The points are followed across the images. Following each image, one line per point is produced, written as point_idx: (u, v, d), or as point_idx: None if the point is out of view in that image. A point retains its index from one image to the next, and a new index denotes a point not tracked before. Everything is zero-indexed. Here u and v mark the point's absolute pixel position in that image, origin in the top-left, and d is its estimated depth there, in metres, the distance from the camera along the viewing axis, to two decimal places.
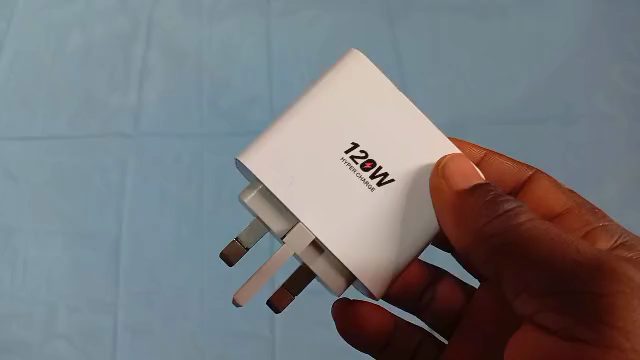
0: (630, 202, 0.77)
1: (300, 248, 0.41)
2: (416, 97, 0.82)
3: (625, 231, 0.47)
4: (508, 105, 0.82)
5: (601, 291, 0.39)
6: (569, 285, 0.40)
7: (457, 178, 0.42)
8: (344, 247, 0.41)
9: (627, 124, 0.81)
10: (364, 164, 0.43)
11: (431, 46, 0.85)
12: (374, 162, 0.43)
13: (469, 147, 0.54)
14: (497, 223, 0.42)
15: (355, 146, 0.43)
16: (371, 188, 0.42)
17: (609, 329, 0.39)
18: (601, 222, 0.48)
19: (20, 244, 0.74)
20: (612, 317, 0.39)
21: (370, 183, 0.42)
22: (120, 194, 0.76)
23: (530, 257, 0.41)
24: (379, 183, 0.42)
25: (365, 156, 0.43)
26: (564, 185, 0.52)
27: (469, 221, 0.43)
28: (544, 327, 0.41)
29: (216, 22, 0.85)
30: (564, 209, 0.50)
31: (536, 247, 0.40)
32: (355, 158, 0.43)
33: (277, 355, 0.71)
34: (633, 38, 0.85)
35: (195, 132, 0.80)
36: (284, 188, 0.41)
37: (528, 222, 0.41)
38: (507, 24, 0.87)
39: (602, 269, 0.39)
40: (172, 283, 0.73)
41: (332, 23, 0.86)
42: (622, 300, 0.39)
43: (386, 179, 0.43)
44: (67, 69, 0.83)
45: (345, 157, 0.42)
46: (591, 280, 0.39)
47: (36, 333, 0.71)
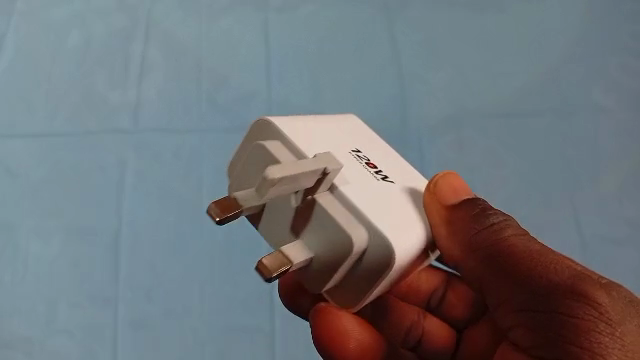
0: (629, 194, 0.78)
1: (334, 166, 0.34)
2: (414, 91, 0.83)
3: None
4: (506, 97, 0.82)
5: (572, 313, 0.37)
6: (542, 304, 0.38)
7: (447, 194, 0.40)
8: (371, 204, 0.35)
9: (623, 116, 0.82)
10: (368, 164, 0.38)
11: (428, 40, 0.86)
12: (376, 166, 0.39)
13: None
14: (479, 239, 0.40)
15: (357, 152, 0.39)
16: (377, 179, 0.37)
17: (578, 351, 0.37)
18: None
19: (21, 240, 0.75)
20: (580, 339, 0.37)
21: (376, 176, 0.37)
22: (120, 191, 0.77)
23: (508, 275, 0.39)
24: (383, 179, 0.38)
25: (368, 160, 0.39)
26: None
27: (456, 234, 0.40)
28: (518, 345, 0.41)
29: (215, 19, 0.86)
30: None
31: (513, 264, 0.39)
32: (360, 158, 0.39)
33: (276, 349, 0.71)
34: (629, 31, 0.86)
35: (194, 126, 0.80)
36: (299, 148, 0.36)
37: (512, 237, 0.39)
38: (503, 19, 0.87)
39: (577, 290, 0.38)
40: (172, 277, 0.74)
41: (330, 19, 0.87)
42: (593, 322, 0.37)
43: (387, 179, 0.38)
44: (67, 66, 0.83)
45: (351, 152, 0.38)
46: (563, 301, 0.38)
47: (37, 328, 0.72)
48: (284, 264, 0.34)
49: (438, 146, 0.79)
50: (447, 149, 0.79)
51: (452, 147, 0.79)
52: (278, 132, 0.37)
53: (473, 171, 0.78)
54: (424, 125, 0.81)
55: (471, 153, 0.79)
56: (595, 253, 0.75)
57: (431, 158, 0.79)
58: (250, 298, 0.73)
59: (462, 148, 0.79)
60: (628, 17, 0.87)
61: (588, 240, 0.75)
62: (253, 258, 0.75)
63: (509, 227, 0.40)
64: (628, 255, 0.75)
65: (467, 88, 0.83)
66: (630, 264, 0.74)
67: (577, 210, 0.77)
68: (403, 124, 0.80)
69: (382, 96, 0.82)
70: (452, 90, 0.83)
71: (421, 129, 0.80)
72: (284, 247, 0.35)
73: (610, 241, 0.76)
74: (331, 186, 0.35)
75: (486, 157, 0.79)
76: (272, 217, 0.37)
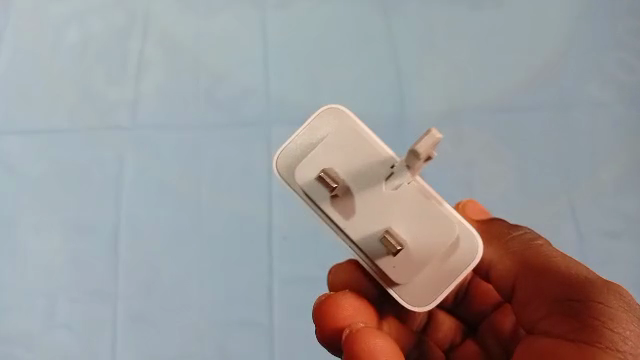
0: (627, 188, 0.78)
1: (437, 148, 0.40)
2: (411, 86, 0.83)
3: None
4: (504, 92, 0.83)
5: (607, 302, 0.42)
6: (578, 292, 0.43)
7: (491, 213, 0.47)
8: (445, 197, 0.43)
9: (621, 110, 0.82)
10: None
11: (426, 35, 0.86)
12: None
13: None
14: (515, 242, 0.48)
15: None
16: None
17: (610, 331, 0.41)
18: None
19: (20, 237, 0.75)
20: (616, 323, 0.41)
21: None
22: (119, 186, 0.77)
23: (544, 269, 0.45)
24: None
25: None
26: None
27: (494, 237, 0.49)
28: (548, 333, 0.43)
29: (212, 16, 0.86)
30: None
31: (549, 261, 0.45)
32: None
33: (275, 342, 0.72)
34: (627, 24, 0.86)
35: (192, 122, 0.81)
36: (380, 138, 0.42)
37: (544, 243, 0.47)
38: (500, 13, 0.87)
39: (607, 286, 0.43)
40: (171, 272, 0.74)
41: (327, 15, 0.87)
42: (628, 316, 0.42)
43: None
44: (65, 63, 0.84)
45: None
46: (604, 297, 0.42)
47: (37, 324, 0.72)
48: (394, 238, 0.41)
49: (436, 141, 0.80)
50: (445, 144, 0.80)
51: (449, 142, 0.80)
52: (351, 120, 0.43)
53: (470, 165, 0.79)
54: (422, 120, 0.81)
55: (469, 148, 0.80)
56: (591, 248, 0.75)
57: None
58: (250, 293, 0.73)
59: (459, 143, 0.80)
60: (626, 10, 0.87)
61: (584, 234, 0.76)
62: (252, 253, 0.75)
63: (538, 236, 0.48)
64: (626, 249, 0.75)
65: (464, 83, 0.83)
66: (627, 258, 0.75)
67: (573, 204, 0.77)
68: (401, 119, 0.81)
69: (379, 92, 0.83)
70: (449, 85, 0.83)
71: (419, 125, 0.81)
72: (393, 225, 0.41)
73: (608, 235, 0.76)
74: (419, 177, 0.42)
75: (483, 152, 0.80)
76: (364, 209, 0.41)
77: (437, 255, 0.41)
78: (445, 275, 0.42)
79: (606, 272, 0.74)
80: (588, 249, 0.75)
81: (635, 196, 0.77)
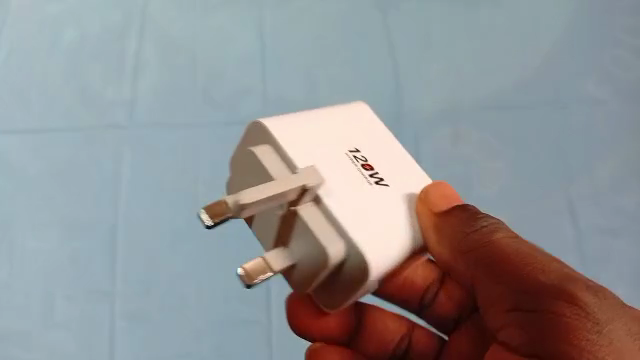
0: (624, 186, 0.78)
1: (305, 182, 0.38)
2: (409, 84, 0.83)
3: None
4: (501, 90, 0.83)
5: (562, 312, 0.40)
6: (533, 300, 0.41)
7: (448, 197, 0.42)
8: (351, 214, 0.38)
9: (618, 107, 0.82)
10: (364, 166, 0.42)
11: (423, 33, 0.86)
12: (372, 167, 0.42)
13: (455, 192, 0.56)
14: (472, 241, 0.43)
15: (357, 151, 0.42)
16: (370, 183, 0.40)
17: (566, 346, 0.39)
18: None
19: (18, 235, 0.75)
20: (572, 337, 0.39)
21: (369, 180, 0.41)
22: (116, 185, 0.77)
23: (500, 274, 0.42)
24: (377, 182, 0.41)
25: (365, 160, 0.42)
26: None
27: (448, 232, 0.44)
28: (508, 344, 0.42)
29: (210, 14, 0.86)
30: None
31: (506, 263, 0.42)
32: (358, 159, 0.42)
33: (274, 340, 0.72)
34: (624, 22, 0.86)
35: (190, 121, 0.80)
36: (295, 152, 0.40)
37: (504, 239, 0.43)
38: (498, 11, 0.87)
39: (563, 291, 0.40)
40: (169, 271, 0.74)
41: (324, 14, 0.87)
42: (584, 323, 0.39)
43: (382, 182, 0.41)
44: (62, 62, 0.83)
45: (349, 154, 0.42)
46: (563, 304, 0.40)
47: (35, 323, 0.72)
48: (266, 270, 0.38)
49: (433, 139, 0.80)
50: (442, 142, 0.80)
51: (446, 140, 0.80)
52: (271, 137, 0.41)
53: (468, 162, 0.79)
54: (419, 118, 0.81)
55: (466, 146, 0.80)
56: (589, 245, 0.75)
57: (426, 151, 0.79)
58: (248, 292, 0.73)
59: (457, 141, 0.80)
60: (623, 9, 0.87)
61: (582, 232, 0.76)
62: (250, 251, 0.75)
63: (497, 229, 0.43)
64: (623, 246, 0.75)
65: (462, 81, 0.83)
66: (624, 255, 0.75)
67: (571, 201, 0.77)
68: (398, 118, 0.81)
69: (377, 90, 0.83)
70: (447, 83, 0.83)
71: (417, 124, 0.81)
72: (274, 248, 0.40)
73: (605, 232, 0.76)
74: (317, 197, 0.39)
75: (481, 149, 0.80)
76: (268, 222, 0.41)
77: (325, 273, 0.39)
78: (350, 288, 0.39)
79: (604, 269, 0.74)
80: (587, 246, 0.75)
81: (632, 193, 0.78)
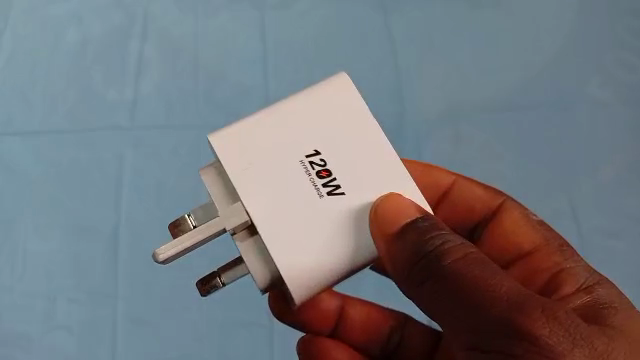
0: (625, 188, 0.78)
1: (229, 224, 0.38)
2: (410, 85, 0.83)
3: (592, 273, 0.47)
4: (503, 92, 0.82)
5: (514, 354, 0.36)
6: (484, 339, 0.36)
7: (400, 212, 0.38)
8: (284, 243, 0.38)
9: (620, 109, 0.82)
10: (320, 172, 0.39)
11: (425, 35, 0.86)
12: (330, 172, 0.39)
13: (439, 173, 0.53)
14: (424, 267, 0.38)
15: (316, 153, 0.40)
16: (320, 196, 0.39)
17: None
18: (568, 264, 0.48)
19: (20, 237, 0.75)
20: None
21: (320, 190, 0.39)
22: (118, 187, 0.77)
23: (454, 307, 0.37)
24: (330, 192, 0.39)
25: (323, 164, 0.40)
26: (534, 217, 0.52)
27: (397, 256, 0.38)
28: None
29: (212, 16, 0.86)
30: (531, 247, 0.51)
31: (459, 295, 0.37)
32: (314, 164, 0.40)
33: (275, 342, 0.72)
34: (626, 23, 0.86)
35: (192, 122, 0.81)
36: (238, 170, 0.39)
37: (458, 264, 0.37)
38: (500, 12, 0.87)
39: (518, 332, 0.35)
40: (170, 273, 0.74)
41: (326, 15, 0.87)
42: None
43: (337, 190, 0.39)
44: (64, 64, 0.84)
45: (304, 160, 0.40)
46: (514, 342, 0.36)
47: (36, 325, 0.72)
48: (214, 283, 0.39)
49: (435, 140, 0.80)
50: (444, 144, 0.80)
51: (448, 142, 0.80)
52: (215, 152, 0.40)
53: (469, 164, 0.79)
54: (421, 119, 0.81)
55: (468, 147, 0.80)
56: (591, 246, 0.75)
57: (427, 153, 0.80)
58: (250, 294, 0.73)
59: (458, 142, 0.80)
60: (625, 9, 0.87)
61: (584, 233, 0.76)
62: None
63: (451, 251, 0.38)
64: (624, 248, 0.75)
65: (463, 82, 0.83)
66: (626, 257, 0.75)
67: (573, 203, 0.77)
68: (400, 119, 0.81)
69: (378, 91, 0.82)
70: (448, 85, 0.83)
71: (418, 125, 0.81)
72: None
73: (607, 234, 0.76)
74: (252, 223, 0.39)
75: (482, 151, 0.80)
76: None
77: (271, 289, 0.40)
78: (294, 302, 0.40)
79: (606, 271, 0.74)
80: (588, 248, 0.75)
81: (634, 195, 0.78)
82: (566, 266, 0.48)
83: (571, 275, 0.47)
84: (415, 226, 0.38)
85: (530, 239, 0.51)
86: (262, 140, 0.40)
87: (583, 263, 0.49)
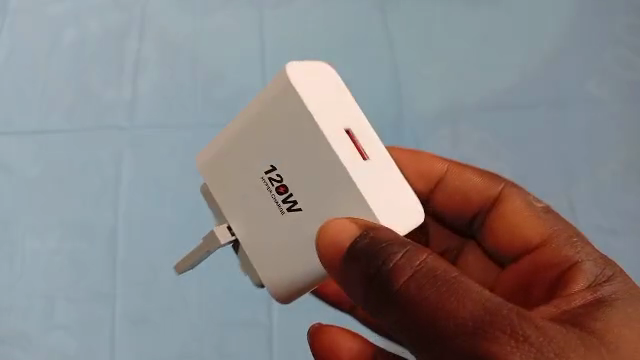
0: (624, 185, 0.78)
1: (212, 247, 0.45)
2: (408, 84, 0.83)
3: (599, 270, 0.46)
4: (501, 90, 0.83)
5: None
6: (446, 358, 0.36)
7: (341, 235, 0.38)
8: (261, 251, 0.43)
9: (618, 107, 0.82)
10: (278, 188, 0.42)
11: (423, 33, 0.86)
12: (286, 187, 0.41)
13: (432, 162, 0.54)
14: (378, 290, 0.38)
15: (273, 169, 0.42)
16: (281, 211, 0.42)
17: None
18: (576, 258, 0.47)
19: (18, 236, 0.75)
20: None
21: (281, 206, 0.42)
22: (116, 186, 0.77)
23: (414, 331, 0.37)
24: (289, 208, 0.42)
25: (280, 180, 0.42)
26: (537, 205, 0.52)
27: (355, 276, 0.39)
28: None
29: (210, 15, 0.86)
30: (540, 240, 0.50)
31: (415, 315, 0.36)
32: (273, 181, 0.42)
33: (274, 341, 0.72)
34: (623, 21, 0.86)
35: (190, 122, 0.80)
36: (216, 189, 0.45)
37: (410, 286, 0.37)
38: (497, 10, 0.87)
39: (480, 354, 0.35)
40: (169, 272, 0.74)
41: (324, 13, 0.87)
42: None
43: (295, 206, 0.41)
44: (62, 64, 0.83)
45: (264, 177, 0.42)
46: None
47: (34, 324, 0.72)
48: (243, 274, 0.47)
49: (433, 139, 0.80)
50: (443, 142, 0.80)
51: (446, 140, 0.80)
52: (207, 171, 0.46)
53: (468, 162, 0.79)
54: (419, 118, 0.81)
55: (466, 146, 0.80)
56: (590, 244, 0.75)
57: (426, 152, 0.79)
58: (248, 293, 0.73)
59: (457, 141, 0.80)
60: (622, 8, 0.87)
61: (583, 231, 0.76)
62: None
63: (401, 272, 0.37)
64: (623, 245, 0.75)
65: (462, 81, 0.83)
66: (625, 255, 0.75)
67: (571, 200, 0.77)
68: (398, 118, 0.81)
69: (376, 90, 0.82)
70: (446, 83, 0.83)
71: (417, 124, 0.81)
72: None
73: (606, 232, 0.76)
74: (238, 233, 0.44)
75: (481, 149, 0.80)
76: None
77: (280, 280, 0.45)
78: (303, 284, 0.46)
79: None
80: None
81: (631, 193, 0.78)
82: (577, 260, 0.47)
83: (582, 270, 0.46)
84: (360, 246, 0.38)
85: (539, 231, 0.50)
86: (230, 158, 0.44)
87: (596, 255, 0.47)
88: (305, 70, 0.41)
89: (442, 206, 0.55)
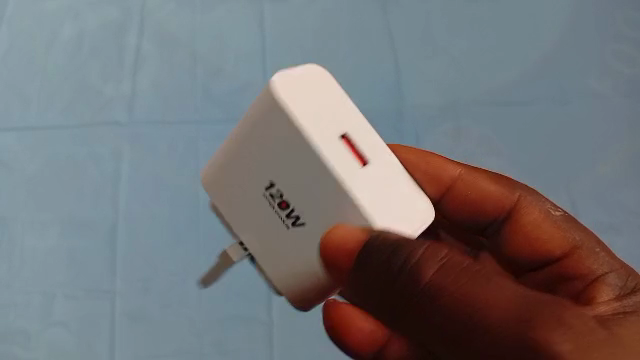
0: (625, 181, 0.78)
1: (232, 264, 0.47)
2: (409, 80, 0.82)
3: (620, 283, 0.47)
4: (502, 86, 0.82)
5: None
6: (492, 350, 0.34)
7: (349, 241, 0.38)
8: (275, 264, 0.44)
9: (619, 103, 0.81)
10: (280, 204, 0.41)
11: (423, 29, 0.85)
12: (288, 203, 0.41)
13: (444, 163, 0.53)
14: (401, 289, 0.37)
15: (271, 185, 0.41)
16: (287, 227, 0.42)
17: None
18: (600, 272, 0.49)
19: (16, 233, 0.75)
20: None
21: (285, 222, 0.42)
22: (115, 183, 0.77)
23: (448, 329, 0.35)
24: (293, 223, 0.42)
25: (281, 196, 0.41)
26: (552, 214, 0.52)
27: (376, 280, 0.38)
28: None
29: (209, 11, 0.86)
30: (562, 254, 0.50)
31: (445, 312, 0.35)
32: (274, 197, 0.42)
33: (274, 338, 0.71)
34: (625, 17, 0.85)
35: (189, 118, 0.80)
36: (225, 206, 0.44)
37: (436, 279, 0.36)
38: (498, 6, 0.87)
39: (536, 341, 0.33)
40: (168, 269, 0.74)
41: (324, 9, 0.86)
42: None
43: (298, 222, 0.41)
44: (60, 59, 0.83)
45: (265, 193, 0.42)
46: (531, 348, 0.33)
47: (33, 322, 0.72)
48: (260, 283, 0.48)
49: (434, 135, 0.79)
50: (443, 138, 0.79)
51: (447, 136, 0.79)
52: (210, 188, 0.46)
53: (469, 158, 0.78)
54: (420, 114, 0.81)
55: (467, 141, 0.79)
56: None
57: (427, 147, 0.79)
58: (249, 290, 0.73)
59: (458, 136, 0.79)
60: (624, 3, 0.86)
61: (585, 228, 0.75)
62: None
63: (423, 269, 0.36)
64: (625, 241, 0.75)
65: (462, 76, 0.83)
66: (627, 251, 0.74)
67: (573, 196, 0.77)
68: (399, 113, 0.80)
69: (377, 85, 0.82)
70: (447, 79, 0.82)
71: (417, 119, 0.80)
72: None
73: (608, 227, 0.75)
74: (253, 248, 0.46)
75: (482, 145, 0.79)
76: None
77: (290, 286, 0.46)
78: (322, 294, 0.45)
79: None
80: None
81: (633, 189, 0.77)
82: (600, 273, 0.49)
83: (606, 284, 0.48)
84: (374, 242, 0.37)
85: (560, 245, 0.50)
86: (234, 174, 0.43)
87: (616, 267, 0.49)
88: (301, 75, 0.40)
89: (452, 208, 0.53)
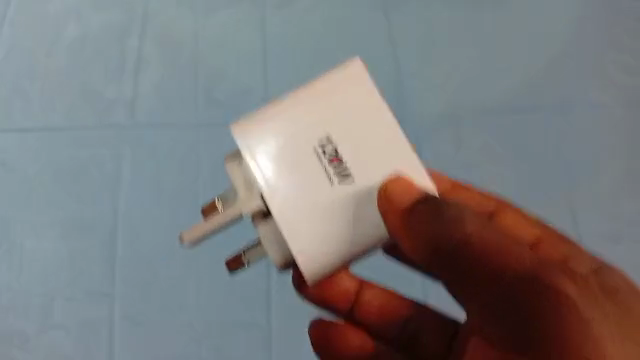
0: (624, 193, 0.78)
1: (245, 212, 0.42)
2: (411, 87, 0.82)
3: (600, 258, 0.45)
4: (503, 94, 0.82)
5: (551, 295, 0.40)
6: (520, 295, 0.40)
7: (409, 189, 0.39)
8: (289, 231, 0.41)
9: (620, 112, 0.81)
10: (332, 160, 0.41)
11: (425, 36, 0.85)
12: (342, 160, 0.41)
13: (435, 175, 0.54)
14: (444, 240, 0.40)
15: (329, 141, 0.41)
16: (331, 185, 0.40)
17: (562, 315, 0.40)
18: (572, 249, 0.46)
19: (16, 234, 0.75)
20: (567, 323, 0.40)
21: (332, 180, 0.41)
22: (116, 185, 0.77)
23: (486, 275, 0.40)
24: (341, 182, 0.40)
25: (336, 152, 0.41)
26: (528, 215, 0.52)
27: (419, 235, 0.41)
28: (493, 344, 0.42)
29: (211, 14, 0.86)
30: (538, 240, 0.49)
31: (487, 258, 0.40)
32: (326, 153, 0.41)
33: (273, 342, 0.71)
34: (628, 26, 0.85)
35: (190, 121, 0.80)
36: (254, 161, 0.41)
37: (480, 230, 0.40)
38: (501, 13, 0.86)
39: (554, 290, 0.40)
40: (168, 273, 0.74)
41: (327, 14, 0.86)
42: (576, 315, 0.40)
43: (348, 180, 0.40)
44: (62, 61, 0.83)
45: (317, 148, 0.41)
46: (549, 299, 0.40)
47: (32, 323, 0.72)
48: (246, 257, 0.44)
49: (435, 142, 0.80)
50: (444, 145, 0.79)
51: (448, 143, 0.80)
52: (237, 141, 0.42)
53: (470, 166, 0.79)
54: (421, 121, 0.81)
55: (468, 149, 0.79)
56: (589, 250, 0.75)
57: (428, 154, 0.79)
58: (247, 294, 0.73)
59: (459, 144, 0.80)
60: (627, 12, 0.86)
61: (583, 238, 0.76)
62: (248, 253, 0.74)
63: (468, 222, 0.40)
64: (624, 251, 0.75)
65: (464, 84, 0.83)
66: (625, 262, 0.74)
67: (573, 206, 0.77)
68: (400, 120, 0.81)
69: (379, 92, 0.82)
70: (448, 86, 0.82)
71: (418, 126, 0.80)
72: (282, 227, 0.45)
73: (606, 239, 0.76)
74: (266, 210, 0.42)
75: (483, 152, 0.79)
76: None
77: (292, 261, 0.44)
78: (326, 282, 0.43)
79: None
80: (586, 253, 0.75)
81: (633, 199, 0.77)
82: (572, 252, 0.45)
83: (580, 257, 0.44)
84: (429, 200, 0.40)
85: (529, 232, 0.50)
86: (279, 127, 0.41)
87: (590, 251, 0.46)
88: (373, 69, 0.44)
89: None
